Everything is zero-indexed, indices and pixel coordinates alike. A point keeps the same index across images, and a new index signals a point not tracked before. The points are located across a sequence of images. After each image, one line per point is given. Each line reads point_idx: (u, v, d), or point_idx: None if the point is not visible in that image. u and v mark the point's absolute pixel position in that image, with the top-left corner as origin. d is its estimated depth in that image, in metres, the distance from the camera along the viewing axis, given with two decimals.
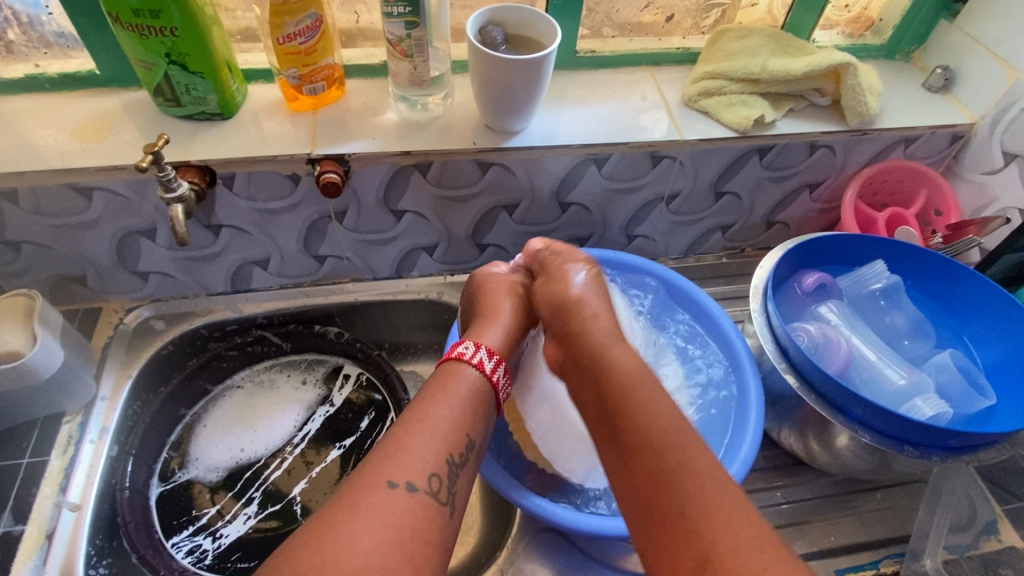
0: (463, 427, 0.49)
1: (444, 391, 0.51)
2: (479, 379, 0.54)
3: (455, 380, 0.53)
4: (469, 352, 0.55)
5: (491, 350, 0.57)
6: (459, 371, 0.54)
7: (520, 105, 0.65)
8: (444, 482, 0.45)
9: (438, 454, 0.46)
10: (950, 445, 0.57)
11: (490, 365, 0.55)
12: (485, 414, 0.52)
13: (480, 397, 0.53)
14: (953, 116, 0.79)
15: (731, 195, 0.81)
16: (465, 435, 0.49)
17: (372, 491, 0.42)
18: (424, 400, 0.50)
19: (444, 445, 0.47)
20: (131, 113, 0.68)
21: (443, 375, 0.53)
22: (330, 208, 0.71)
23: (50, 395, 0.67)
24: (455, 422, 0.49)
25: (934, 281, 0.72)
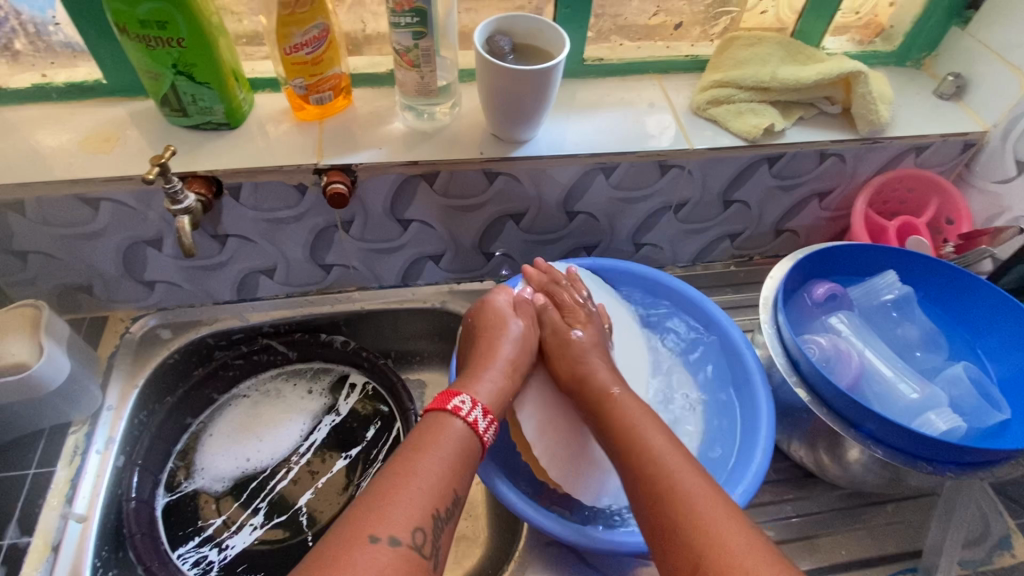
0: (449, 481, 0.50)
1: (435, 444, 0.52)
2: (468, 435, 0.54)
3: (442, 432, 0.54)
4: (464, 410, 0.56)
5: (485, 409, 0.57)
6: (451, 427, 0.54)
7: (527, 115, 0.65)
8: (428, 537, 0.46)
9: (423, 508, 0.48)
10: (965, 461, 0.56)
11: (483, 424, 0.56)
12: (471, 466, 0.54)
13: (470, 454, 0.54)
14: (965, 124, 0.78)
15: (739, 204, 0.81)
16: (451, 490, 0.50)
17: (356, 545, 0.44)
18: (412, 452, 0.52)
19: (430, 499, 0.48)
20: (137, 123, 0.68)
21: (430, 426, 0.54)
22: (336, 218, 0.71)
23: (56, 406, 0.67)
24: (443, 478, 0.50)
25: (947, 293, 0.71)
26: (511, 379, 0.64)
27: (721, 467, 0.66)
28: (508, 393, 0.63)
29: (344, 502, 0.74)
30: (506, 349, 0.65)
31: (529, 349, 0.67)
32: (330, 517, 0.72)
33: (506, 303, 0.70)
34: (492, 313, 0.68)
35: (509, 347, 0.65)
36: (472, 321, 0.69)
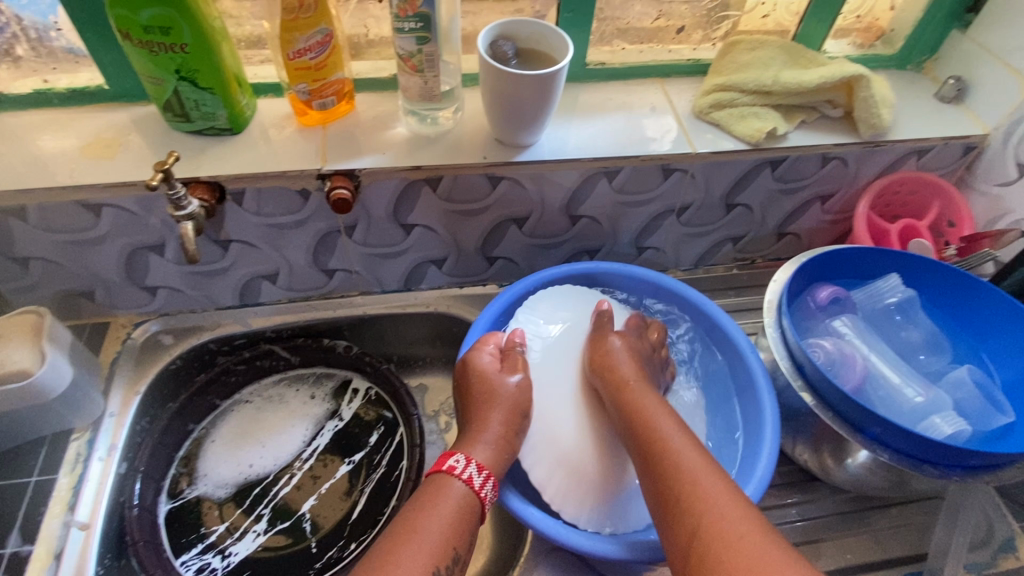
0: (450, 539, 0.52)
1: (434, 504, 0.54)
2: (467, 495, 0.56)
3: (441, 493, 0.55)
4: (459, 467, 0.57)
5: (480, 464, 0.58)
6: (447, 486, 0.56)
7: (531, 120, 0.65)
8: None
9: (424, 565, 0.50)
10: (971, 465, 0.56)
11: (479, 480, 0.57)
12: (471, 525, 0.55)
13: (468, 513, 0.55)
14: (966, 127, 0.79)
15: (742, 207, 0.81)
16: (452, 548, 0.52)
17: None
18: (413, 511, 0.54)
19: (433, 557, 0.50)
20: (139, 128, 0.68)
21: (430, 489, 0.56)
22: (339, 223, 0.71)
23: (58, 413, 0.67)
24: (444, 537, 0.52)
25: (949, 296, 0.71)
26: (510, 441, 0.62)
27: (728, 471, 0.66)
28: (508, 454, 0.61)
29: (347, 508, 0.73)
30: (498, 416, 0.62)
31: (525, 407, 0.64)
32: (334, 523, 0.72)
33: (490, 359, 0.65)
34: (477, 376, 0.64)
35: (500, 412, 0.62)
36: (462, 383, 0.65)
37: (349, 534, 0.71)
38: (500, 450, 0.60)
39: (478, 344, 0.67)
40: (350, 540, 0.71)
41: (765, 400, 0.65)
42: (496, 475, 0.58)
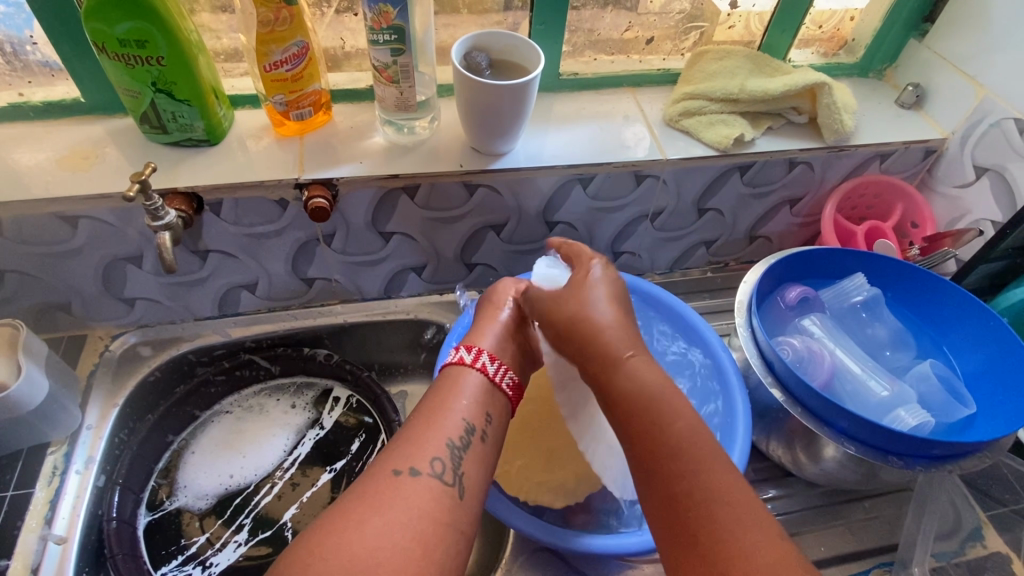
0: (461, 413, 0.50)
1: (437, 388, 0.52)
2: (473, 376, 0.53)
3: (449, 380, 0.53)
4: (454, 353, 0.56)
5: (469, 346, 0.56)
6: (449, 372, 0.54)
7: (505, 128, 0.67)
8: (448, 464, 0.46)
9: (438, 440, 0.47)
10: (934, 455, 0.58)
11: (471, 356, 0.55)
12: (485, 399, 0.52)
13: (473, 388, 0.52)
14: (925, 132, 0.82)
15: (713, 212, 0.83)
16: (464, 421, 0.49)
17: (378, 479, 0.44)
18: (426, 397, 0.52)
19: (445, 430, 0.48)
20: (117, 141, 0.68)
21: (437, 380, 0.54)
22: (318, 231, 0.72)
23: (35, 426, 0.66)
24: (453, 411, 0.50)
25: (913, 293, 0.73)
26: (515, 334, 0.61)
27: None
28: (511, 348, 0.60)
29: None
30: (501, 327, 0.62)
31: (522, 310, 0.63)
32: None
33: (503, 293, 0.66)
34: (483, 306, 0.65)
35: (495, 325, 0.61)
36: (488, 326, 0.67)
37: None
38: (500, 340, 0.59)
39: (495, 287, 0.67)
40: None
41: (737, 398, 0.67)
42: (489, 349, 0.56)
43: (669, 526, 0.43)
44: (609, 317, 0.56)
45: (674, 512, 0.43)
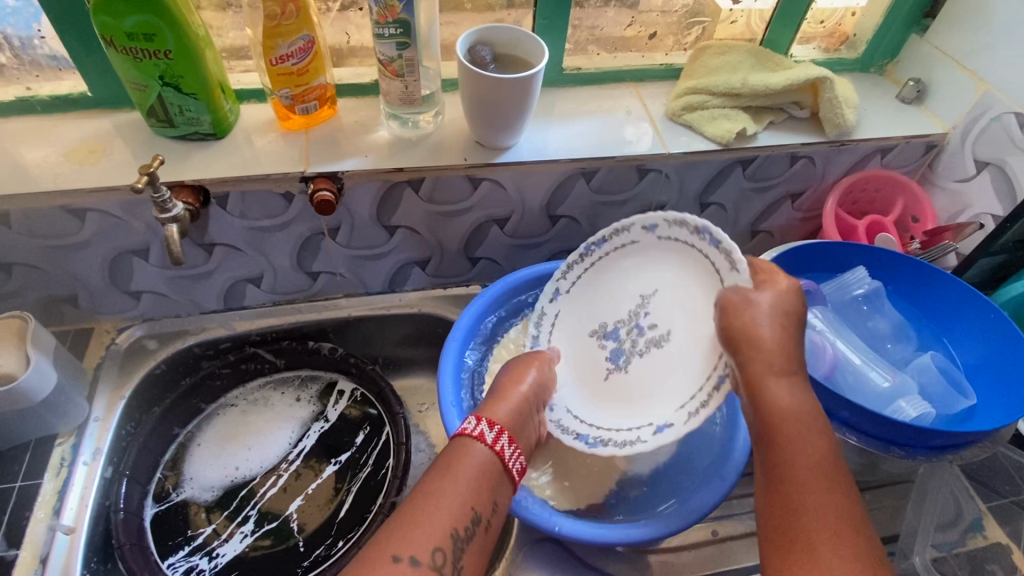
0: (469, 500, 0.50)
1: (451, 468, 0.51)
2: (489, 458, 0.53)
3: (461, 456, 0.53)
4: (471, 426, 0.55)
5: (491, 421, 0.56)
6: (465, 450, 0.53)
7: (509, 122, 0.67)
8: (449, 556, 0.47)
9: (443, 528, 0.48)
10: (935, 445, 0.59)
11: (491, 435, 0.55)
12: (493, 486, 0.53)
13: (486, 472, 0.53)
14: (926, 126, 0.82)
15: (715, 206, 0.84)
16: (471, 508, 0.50)
17: (378, 566, 0.45)
18: (434, 474, 0.51)
19: (450, 517, 0.49)
20: (122, 135, 0.69)
21: (449, 453, 0.53)
22: (323, 225, 0.72)
23: (43, 418, 0.67)
24: (463, 496, 0.50)
25: (914, 286, 0.74)
26: (530, 409, 0.61)
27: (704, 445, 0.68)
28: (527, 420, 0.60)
29: (334, 508, 0.74)
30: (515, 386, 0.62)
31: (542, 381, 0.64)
32: (320, 522, 0.73)
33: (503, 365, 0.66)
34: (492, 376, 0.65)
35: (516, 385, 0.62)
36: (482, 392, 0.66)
37: (336, 533, 0.72)
38: (516, 416, 0.59)
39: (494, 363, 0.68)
40: (338, 538, 0.71)
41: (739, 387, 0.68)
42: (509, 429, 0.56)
43: (776, 535, 0.47)
44: (774, 339, 0.53)
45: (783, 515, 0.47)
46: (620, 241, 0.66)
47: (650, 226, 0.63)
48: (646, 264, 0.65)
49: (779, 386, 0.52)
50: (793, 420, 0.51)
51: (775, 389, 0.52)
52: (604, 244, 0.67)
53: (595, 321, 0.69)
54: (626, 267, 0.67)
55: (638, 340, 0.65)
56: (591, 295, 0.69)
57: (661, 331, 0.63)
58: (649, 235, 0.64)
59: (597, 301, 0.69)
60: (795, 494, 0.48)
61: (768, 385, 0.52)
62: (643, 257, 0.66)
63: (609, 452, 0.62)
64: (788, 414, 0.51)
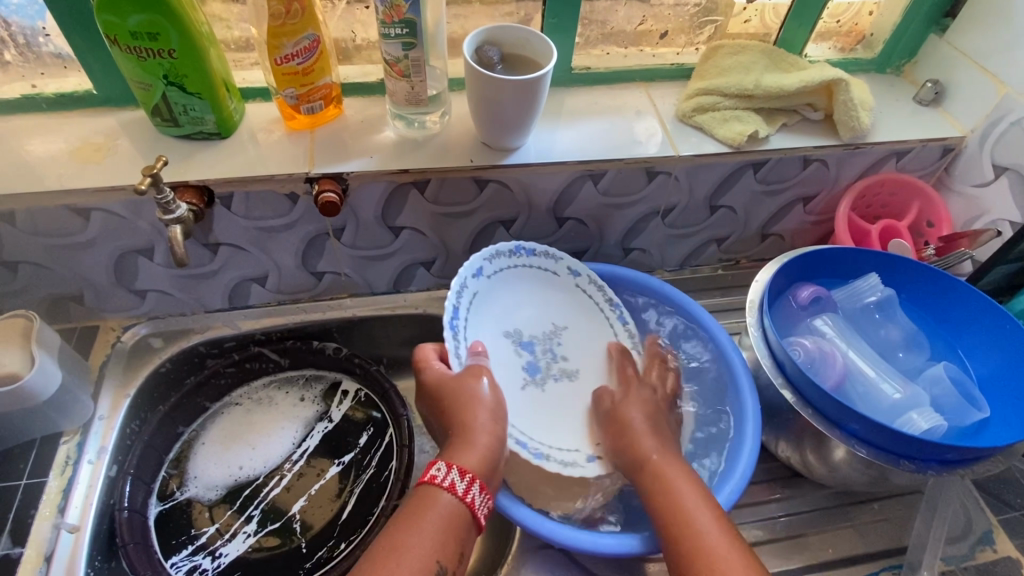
0: (433, 553, 0.51)
1: (415, 523, 0.53)
2: (455, 508, 0.55)
3: (427, 507, 0.54)
4: (440, 475, 0.56)
5: (463, 469, 0.56)
6: (431, 500, 0.55)
7: (516, 124, 0.66)
8: None
9: None
10: (946, 459, 0.58)
11: (462, 485, 0.55)
12: (459, 536, 0.54)
13: (451, 521, 0.54)
14: (943, 130, 0.80)
15: (725, 209, 0.82)
16: (435, 560, 0.51)
17: None
18: (399, 526, 0.53)
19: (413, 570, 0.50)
20: (128, 133, 0.68)
21: (416, 503, 0.55)
22: (328, 226, 0.72)
23: (48, 417, 0.67)
24: (426, 550, 0.51)
25: (928, 295, 0.72)
26: (495, 436, 0.60)
27: (712, 456, 0.68)
28: (499, 451, 0.59)
29: (337, 508, 0.74)
30: (479, 412, 0.60)
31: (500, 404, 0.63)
32: (324, 522, 0.73)
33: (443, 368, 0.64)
34: (438, 387, 0.63)
35: (481, 410, 0.60)
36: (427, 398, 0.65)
37: (338, 534, 0.72)
38: (489, 454, 0.58)
39: (421, 361, 0.66)
40: (341, 540, 0.71)
41: (746, 401, 0.67)
42: (481, 476, 0.57)
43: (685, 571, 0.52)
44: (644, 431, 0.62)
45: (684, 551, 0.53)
46: (547, 267, 0.75)
47: (574, 271, 0.76)
48: (558, 298, 0.76)
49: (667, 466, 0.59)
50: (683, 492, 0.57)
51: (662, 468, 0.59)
52: (534, 257, 0.74)
53: (511, 327, 0.73)
54: (534, 288, 0.75)
55: (552, 364, 0.72)
56: (499, 301, 0.72)
57: (572, 362, 0.73)
58: (570, 278, 0.76)
59: (508, 310, 0.73)
60: (705, 557, 0.52)
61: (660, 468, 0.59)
62: (556, 289, 0.76)
63: (555, 467, 0.65)
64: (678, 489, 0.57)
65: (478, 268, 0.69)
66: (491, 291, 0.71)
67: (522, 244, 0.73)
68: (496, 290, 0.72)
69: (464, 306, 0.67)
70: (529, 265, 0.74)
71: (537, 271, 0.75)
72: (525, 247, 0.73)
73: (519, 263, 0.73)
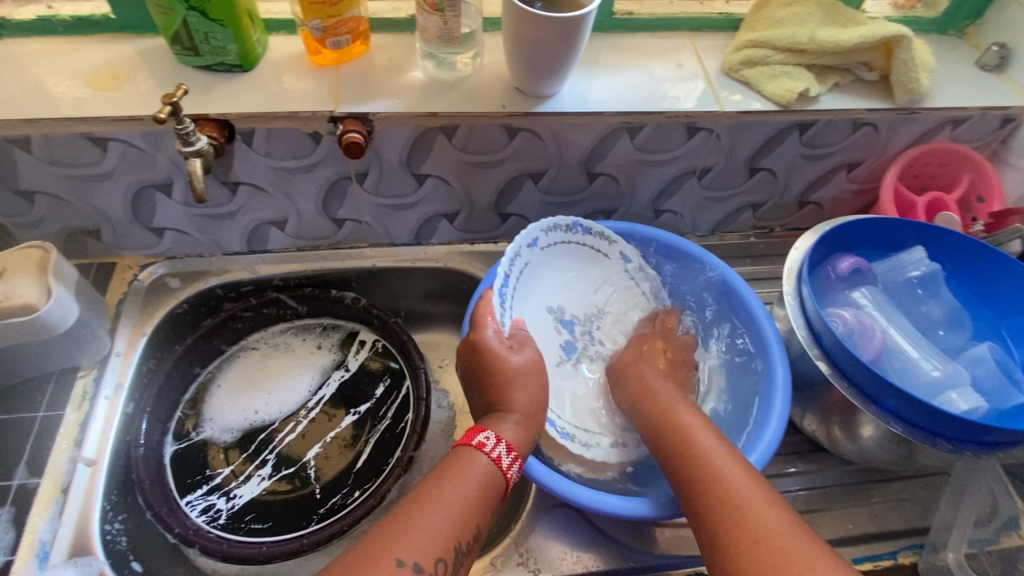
0: (473, 517, 0.50)
1: (457, 478, 0.51)
2: (494, 473, 0.53)
3: (469, 470, 0.52)
4: (489, 445, 0.54)
5: (510, 445, 0.55)
6: (474, 460, 0.53)
7: (553, 68, 0.62)
8: (448, 567, 0.47)
9: (446, 538, 0.48)
10: (985, 441, 0.55)
11: (507, 461, 0.53)
12: (492, 502, 0.52)
13: (490, 490, 0.52)
14: (1006, 97, 0.75)
15: (765, 171, 0.78)
16: (474, 525, 0.50)
17: (380, 565, 0.44)
18: (438, 480, 0.51)
19: (455, 530, 0.48)
20: (146, 61, 0.65)
21: (456, 459, 0.53)
22: (350, 169, 0.69)
23: (64, 350, 0.67)
24: (466, 513, 0.50)
25: (976, 272, 0.69)
26: (535, 422, 0.58)
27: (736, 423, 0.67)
28: (536, 434, 0.58)
29: (351, 457, 0.73)
30: (521, 393, 0.59)
31: (533, 375, 0.60)
32: (338, 470, 0.72)
33: (499, 338, 0.59)
34: (485, 354, 0.58)
35: (524, 392, 0.59)
36: (468, 364, 0.60)
37: (352, 482, 0.71)
38: (528, 431, 0.57)
39: (477, 321, 0.60)
40: (354, 488, 0.71)
41: (777, 385, 0.64)
42: (524, 457, 0.55)
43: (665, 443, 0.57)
44: (685, 409, 0.60)
45: (664, 430, 0.58)
46: (598, 248, 0.73)
47: (626, 257, 0.75)
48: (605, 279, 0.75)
49: (700, 431, 0.56)
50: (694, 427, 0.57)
51: (695, 432, 0.56)
52: (589, 233, 0.72)
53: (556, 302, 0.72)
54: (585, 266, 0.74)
55: (589, 346, 0.73)
56: (544, 277, 0.71)
57: (606, 346, 0.73)
58: (621, 260, 0.75)
59: (555, 286, 0.72)
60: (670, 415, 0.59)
61: (692, 433, 0.56)
62: (605, 273, 0.75)
63: (579, 450, 0.65)
64: (704, 442, 0.55)
65: (533, 238, 0.68)
66: (541, 263, 0.70)
67: (580, 221, 0.71)
68: (546, 263, 0.71)
69: (514, 275, 0.66)
70: (581, 244, 0.72)
71: (589, 251, 0.73)
72: (583, 226, 0.71)
73: (572, 240, 0.72)
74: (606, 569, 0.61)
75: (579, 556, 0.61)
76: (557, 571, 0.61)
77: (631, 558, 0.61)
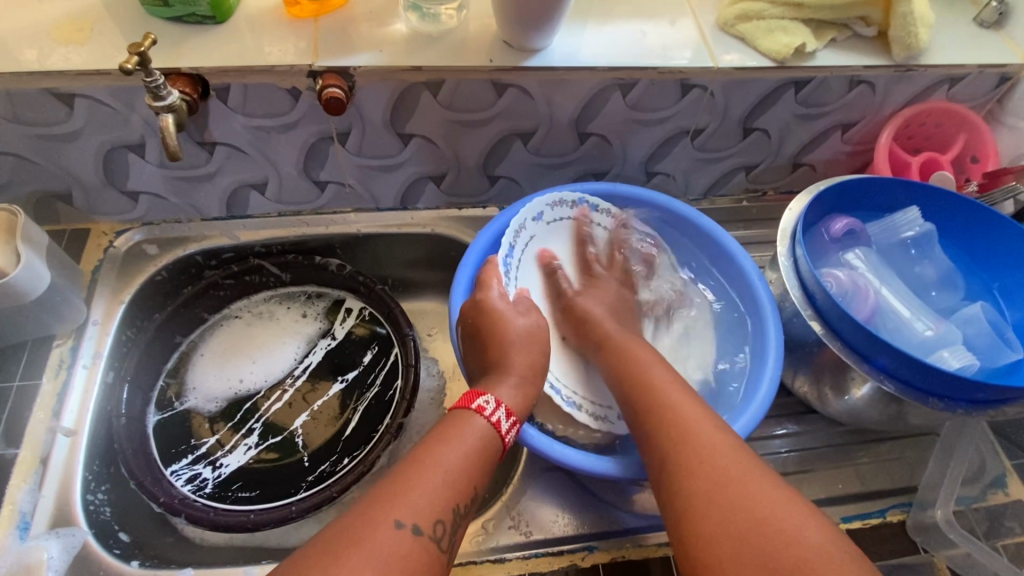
0: (471, 478, 0.49)
1: (454, 440, 0.50)
2: (490, 436, 0.52)
3: (465, 433, 0.51)
4: (488, 409, 0.53)
5: (509, 410, 0.54)
6: (471, 424, 0.52)
7: (542, 18, 0.59)
8: (447, 530, 0.46)
9: (444, 500, 0.47)
10: (977, 398, 0.55)
11: (505, 426, 0.53)
12: (488, 464, 0.51)
13: (487, 452, 0.51)
14: (1005, 54, 0.73)
15: (759, 132, 0.76)
16: (471, 488, 0.49)
17: (379, 527, 0.43)
18: (435, 442, 0.50)
19: (453, 493, 0.47)
20: (112, 12, 0.62)
21: (450, 423, 0.52)
22: (332, 128, 0.66)
23: (38, 317, 0.64)
24: (465, 475, 0.49)
25: (970, 231, 0.68)
26: (534, 385, 0.58)
27: (732, 387, 0.66)
28: (535, 397, 0.58)
29: (339, 426, 0.72)
30: (520, 356, 0.58)
31: (535, 340, 0.60)
32: (326, 439, 0.71)
33: (503, 300, 0.60)
34: (489, 313, 0.59)
35: (524, 355, 0.58)
36: (469, 323, 0.60)
37: (341, 450, 0.70)
38: (527, 395, 0.56)
39: (483, 282, 0.61)
40: (343, 455, 0.70)
41: (770, 354, 0.63)
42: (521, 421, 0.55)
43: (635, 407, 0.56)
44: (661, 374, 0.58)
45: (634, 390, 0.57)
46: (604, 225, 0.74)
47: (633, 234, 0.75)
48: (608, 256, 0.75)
49: (679, 397, 0.54)
50: (665, 385, 0.56)
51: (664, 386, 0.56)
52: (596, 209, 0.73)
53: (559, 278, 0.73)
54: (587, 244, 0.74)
55: None
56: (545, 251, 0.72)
57: None
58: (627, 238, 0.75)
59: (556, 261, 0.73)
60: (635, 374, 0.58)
61: (670, 396, 0.55)
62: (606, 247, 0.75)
63: (584, 419, 0.64)
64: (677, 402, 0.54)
65: (539, 212, 0.70)
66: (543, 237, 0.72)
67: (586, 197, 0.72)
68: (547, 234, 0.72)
69: (519, 245, 0.69)
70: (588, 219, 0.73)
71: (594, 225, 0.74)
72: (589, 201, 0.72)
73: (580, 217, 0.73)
74: (597, 531, 0.60)
75: (569, 519, 0.61)
76: (549, 534, 0.60)
77: (622, 519, 0.61)
